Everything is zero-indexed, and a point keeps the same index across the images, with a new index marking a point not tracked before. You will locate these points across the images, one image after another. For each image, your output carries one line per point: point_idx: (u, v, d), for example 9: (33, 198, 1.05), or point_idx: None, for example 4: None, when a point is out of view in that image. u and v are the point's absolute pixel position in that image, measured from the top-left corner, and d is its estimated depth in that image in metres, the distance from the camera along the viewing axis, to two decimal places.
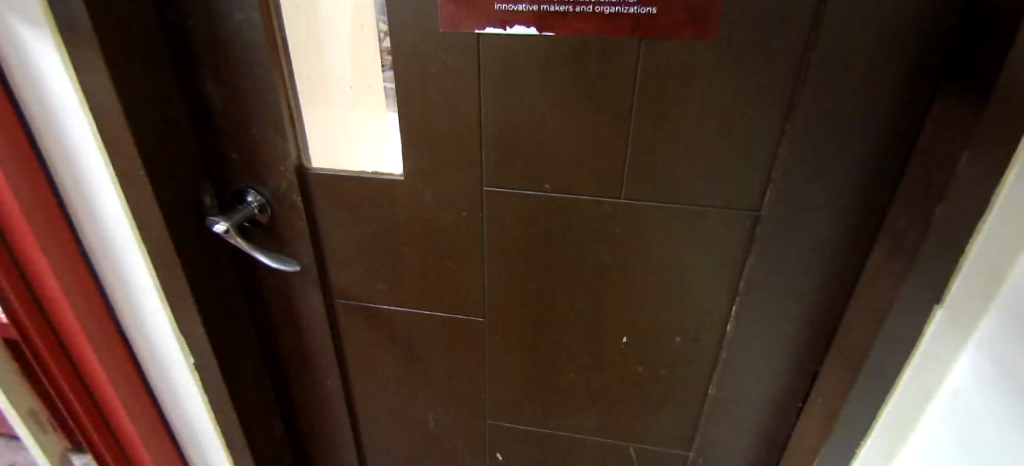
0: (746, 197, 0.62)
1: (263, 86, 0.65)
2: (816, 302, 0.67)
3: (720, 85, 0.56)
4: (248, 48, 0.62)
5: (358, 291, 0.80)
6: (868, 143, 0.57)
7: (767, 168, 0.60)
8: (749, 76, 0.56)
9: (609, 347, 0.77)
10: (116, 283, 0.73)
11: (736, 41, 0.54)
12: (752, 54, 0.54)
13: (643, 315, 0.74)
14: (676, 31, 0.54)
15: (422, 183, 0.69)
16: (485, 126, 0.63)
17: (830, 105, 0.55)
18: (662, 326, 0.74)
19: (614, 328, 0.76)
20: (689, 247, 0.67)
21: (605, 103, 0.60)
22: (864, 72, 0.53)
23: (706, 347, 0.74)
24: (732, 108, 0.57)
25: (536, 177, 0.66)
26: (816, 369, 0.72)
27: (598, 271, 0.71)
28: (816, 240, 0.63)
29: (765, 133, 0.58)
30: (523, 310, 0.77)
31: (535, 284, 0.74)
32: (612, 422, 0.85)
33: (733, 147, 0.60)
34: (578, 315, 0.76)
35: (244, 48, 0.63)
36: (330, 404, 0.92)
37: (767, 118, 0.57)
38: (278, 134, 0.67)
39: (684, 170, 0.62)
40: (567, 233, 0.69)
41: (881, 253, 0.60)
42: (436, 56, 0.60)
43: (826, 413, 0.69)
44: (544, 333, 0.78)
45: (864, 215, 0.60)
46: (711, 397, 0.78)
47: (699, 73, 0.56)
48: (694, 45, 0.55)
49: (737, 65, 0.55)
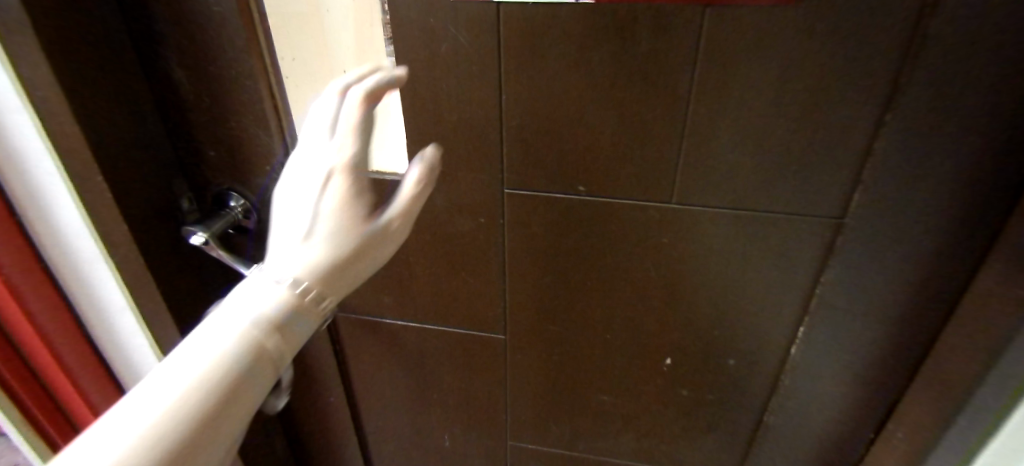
0: (826, 203, 0.51)
1: (239, 72, 0.54)
2: (902, 325, 0.57)
3: (804, 67, 0.44)
4: (216, 25, 0.51)
5: (361, 304, 0.71)
6: (993, 139, 0.45)
7: (857, 167, 0.49)
8: (845, 54, 0.43)
9: (650, 367, 0.68)
10: (84, 302, 0.62)
11: (832, 9, 0.41)
12: (850, 26, 0.42)
13: (690, 333, 0.63)
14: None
15: (430, 185, 0.58)
16: (506, 119, 0.52)
17: (950, 90, 0.43)
18: (712, 347, 0.64)
19: (656, 347, 0.66)
20: (751, 258, 0.56)
21: (656, 85, 0.48)
22: (1004, 46, 0.40)
23: (762, 370, 0.64)
24: (818, 95, 0.45)
25: (568, 177, 0.55)
26: (894, 396, 0.62)
27: (639, 284, 0.61)
28: (911, 253, 0.52)
29: (857, 125, 0.46)
30: (550, 326, 0.67)
31: (564, 298, 0.64)
32: (650, 447, 0.76)
33: (814, 143, 0.48)
34: (614, 334, 0.66)
35: (212, 26, 0.51)
36: (337, 423, 0.84)
37: (860, 108, 0.45)
38: (261, 129, 0.57)
39: (749, 170, 0.50)
40: (604, 242, 0.59)
41: (997, 273, 0.48)
42: (446, 32, 0.48)
43: (911, 449, 0.59)
44: (575, 351, 0.69)
45: (976, 225, 0.49)
46: (767, 423, 0.68)
47: (777, 50, 0.44)
48: (775, 15, 0.42)
49: (830, 40, 0.43)
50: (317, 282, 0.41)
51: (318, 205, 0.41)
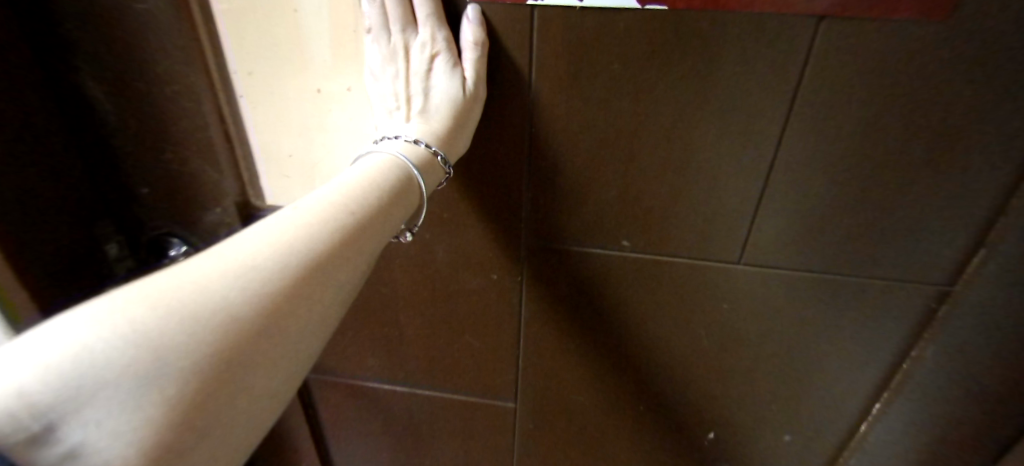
0: (931, 268, 0.41)
1: (180, 88, 0.41)
2: None
3: (935, 104, 0.34)
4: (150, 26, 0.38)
5: (339, 364, 0.58)
6: None
7: (980, 228, 0.38)
8: (992, 91, 0.33)
9: (688, 441, 0.57)
10: None
11: (987, 33, 0.31)
12: (1009, 53, 0.31)
13: (741, 407, 0.53)
14: (891, 8, 0.31)
15: (430, 233, 0.46)
16: (533, 157, 0.40)
17: None
18: (765, 422, 0.53)
19: (697, 421, 0.55)
20: (830, 326, 0.45)
21: (743, 122, 0.36)
22: None
23: (821, 448, 0.54)
24: (945, 141, 0.35)
25: (609, 229, 0.43)
26: None
27: (686, 353, 0.50)
28: None
29: (991, 180, 0.36)
30: (572, 396, 0.56)
31: (591, 365, 0.53)
32: None
33: (930, 197, 0.37)
34: (648, 405, 0.55)
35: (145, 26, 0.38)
36: None
37: (1001, 159, 0.35)
38: (209, 160, 0.44)
39: (840, 227, 0.40)
40: (650, 307, 0.47)
41: None
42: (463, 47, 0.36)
43: None
44: (599, 423, 0.57)
45: None
46: None
47: (902, 82, 0.33)
48: (909, 37, 0.32)
49: (975, 71, 0.32)
50: (440, 144, 0.34)
51: (407, 83, 0.34)
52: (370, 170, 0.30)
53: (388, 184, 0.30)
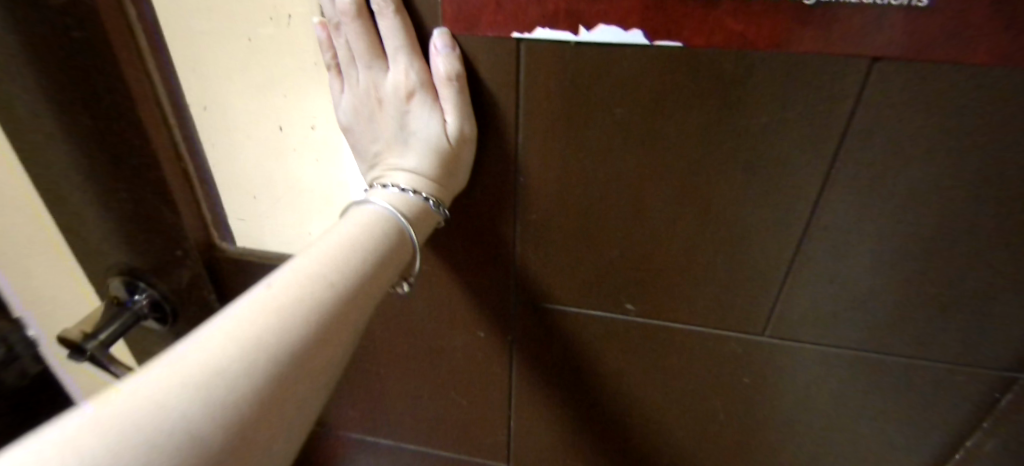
0: (995, 353, 0.34)
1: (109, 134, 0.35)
2: None
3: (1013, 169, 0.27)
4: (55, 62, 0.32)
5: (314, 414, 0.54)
6: None
7: None
8: None
9: None
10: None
11: None
12: None
13: None
14: (1000, 46, 0.23)
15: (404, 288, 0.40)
16: (520, 213, 0.34)
17: None
18: None
19: None
20: (867, 410, 0.39)
21: (774, 182, 0.30)
22: None
23: None
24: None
25: (609, 292, 0.37)
26: None
27: (697, 426, 0.44)
28: None
29: None
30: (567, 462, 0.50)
31: (588, 432, 0.47)
32: None
33: (997, 275, 0.31)
34: None
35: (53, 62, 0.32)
36: None
37: None
38: (151, 209, 0.39)
39: (881, 303, 0.33)
40: (655, 376, 0.41)
41: None
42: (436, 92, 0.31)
43: None
44: None
45: None
46: None
47: (969, 143, 0.26)
48: (985, 89, 0.25)
49: None
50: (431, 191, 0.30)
51: (375, 132, 0.30)
52: (379, 216, 0.28)
53: (397, 231, 0.28)
